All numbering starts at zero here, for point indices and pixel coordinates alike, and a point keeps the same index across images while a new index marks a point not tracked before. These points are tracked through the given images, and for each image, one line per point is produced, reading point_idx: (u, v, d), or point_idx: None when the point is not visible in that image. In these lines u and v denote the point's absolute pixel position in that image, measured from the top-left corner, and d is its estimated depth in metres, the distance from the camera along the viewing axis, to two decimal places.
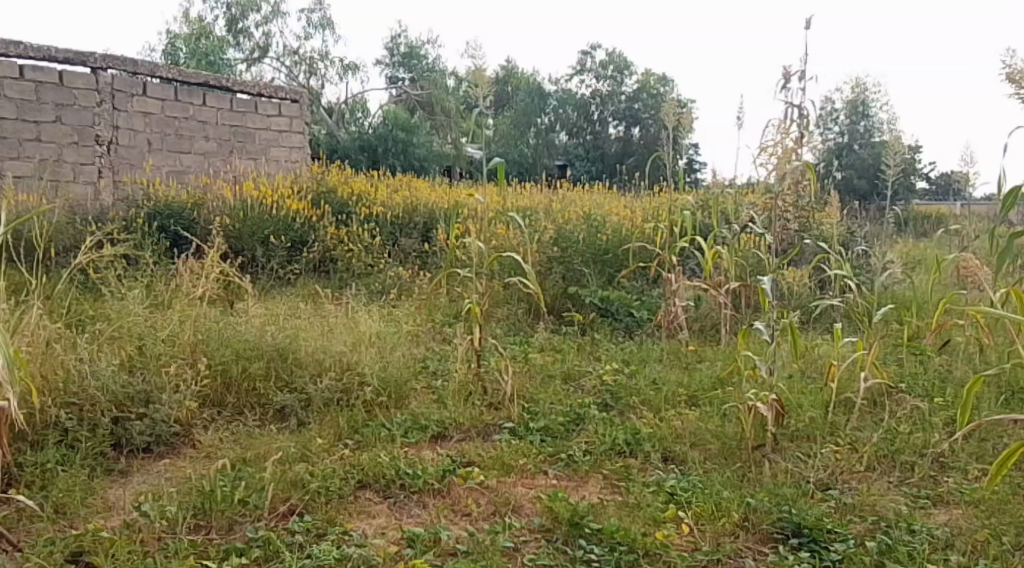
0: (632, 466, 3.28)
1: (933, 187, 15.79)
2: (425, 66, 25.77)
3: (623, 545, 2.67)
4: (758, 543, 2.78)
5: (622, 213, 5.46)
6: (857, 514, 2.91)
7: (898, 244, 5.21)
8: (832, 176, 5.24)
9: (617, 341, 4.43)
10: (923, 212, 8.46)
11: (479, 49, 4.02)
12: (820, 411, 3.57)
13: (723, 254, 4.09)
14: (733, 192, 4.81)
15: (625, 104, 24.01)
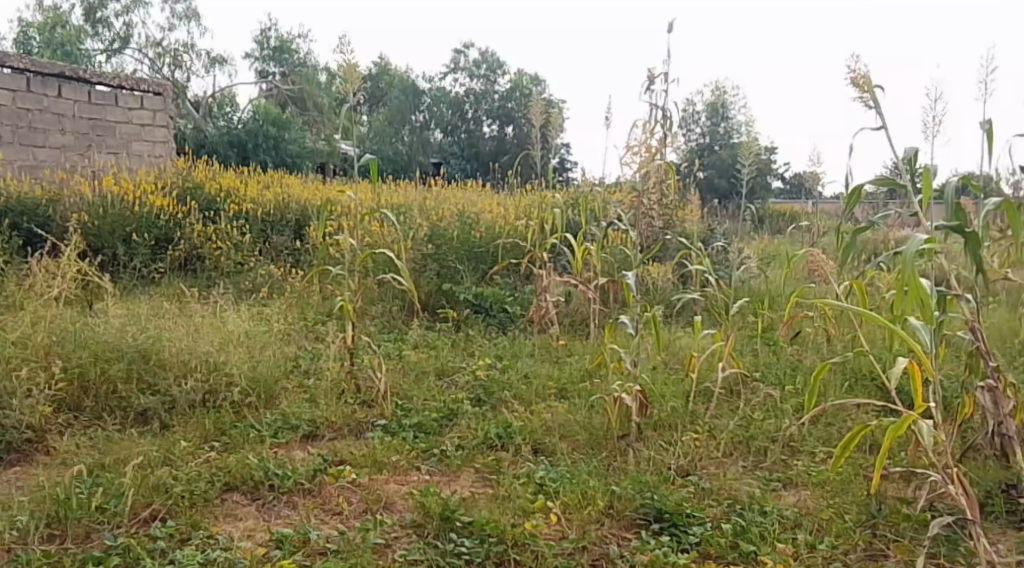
0: (503, 459, 3.28)
1: (786, 188, 16.54)
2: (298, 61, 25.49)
3: (493, 537, 2.65)
4: (622, 529, 2.80)
5: (495, 211, 5.55)
6: (716, 496, 2.94)
7: (755, 240, 5.54)
8: (693, 175, 5.52)
9: (491, 337, 4.53)
10: (776, 211, 9.01)
11: (346, 45, 3.95)
12: (681, 400, 3.64)
13: (592, 250, 4.22)
14: (601, 191, 5.03)
15: (499, 104, 24.22)
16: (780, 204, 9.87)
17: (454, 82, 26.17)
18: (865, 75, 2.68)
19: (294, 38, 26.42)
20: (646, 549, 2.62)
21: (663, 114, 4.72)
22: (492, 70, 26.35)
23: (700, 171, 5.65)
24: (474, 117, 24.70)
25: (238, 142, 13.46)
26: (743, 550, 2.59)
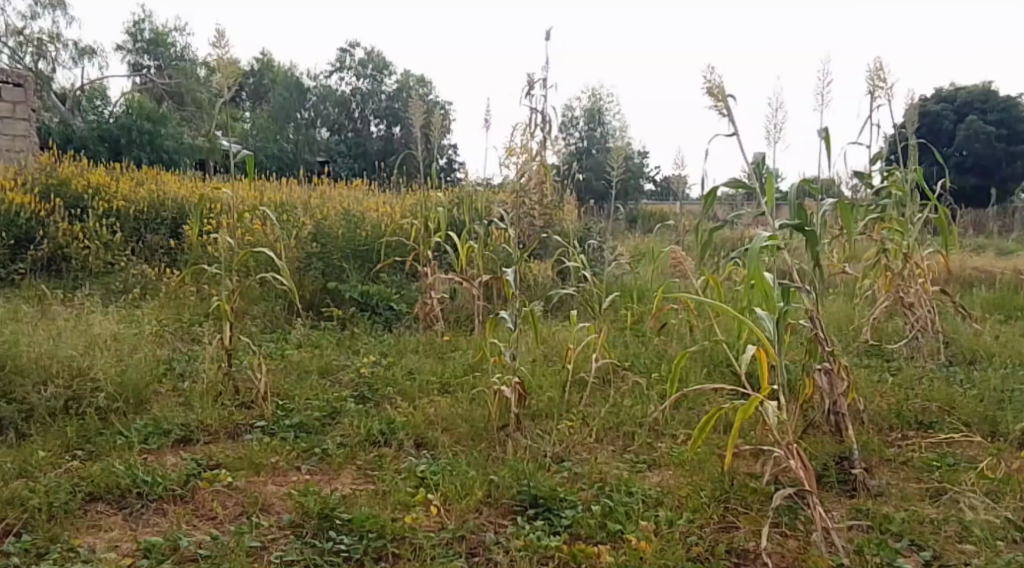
0: (385, 455, 3.26)
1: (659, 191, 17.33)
2: (175, 55, 24.62)
3: (372, 532, 2.63)
4: (499, 516, 2.82)
5: (381, 210, 5.59)
6: (588, 482, 2.99)
7: (629, 240, 5.83)
8: (572, 177, 5.75)
9: (377, 335, 4.57)
10: (651, 211, 9.40)
11: (223, 39, 3.88)
12: (557, 392, 3.74)
13: (475, 249, 4.31)
14: (485, 191, 5.16)
15: (386, 104, 23.99)
16: (655, 204, 10.29)
17: (341, 81, 25.83)
18: (719, 84, 2.86)
19: (169, 31, 25.43)
20: (521, 534, 2.64)
21: (542, 118, 4.90)
22: (377, 70, 25.86)
23: (578, 173, 5.89)
24: (360, 116, 24.28)
25: (109, 137, 12.84)
26: (610, 530, 2.65)
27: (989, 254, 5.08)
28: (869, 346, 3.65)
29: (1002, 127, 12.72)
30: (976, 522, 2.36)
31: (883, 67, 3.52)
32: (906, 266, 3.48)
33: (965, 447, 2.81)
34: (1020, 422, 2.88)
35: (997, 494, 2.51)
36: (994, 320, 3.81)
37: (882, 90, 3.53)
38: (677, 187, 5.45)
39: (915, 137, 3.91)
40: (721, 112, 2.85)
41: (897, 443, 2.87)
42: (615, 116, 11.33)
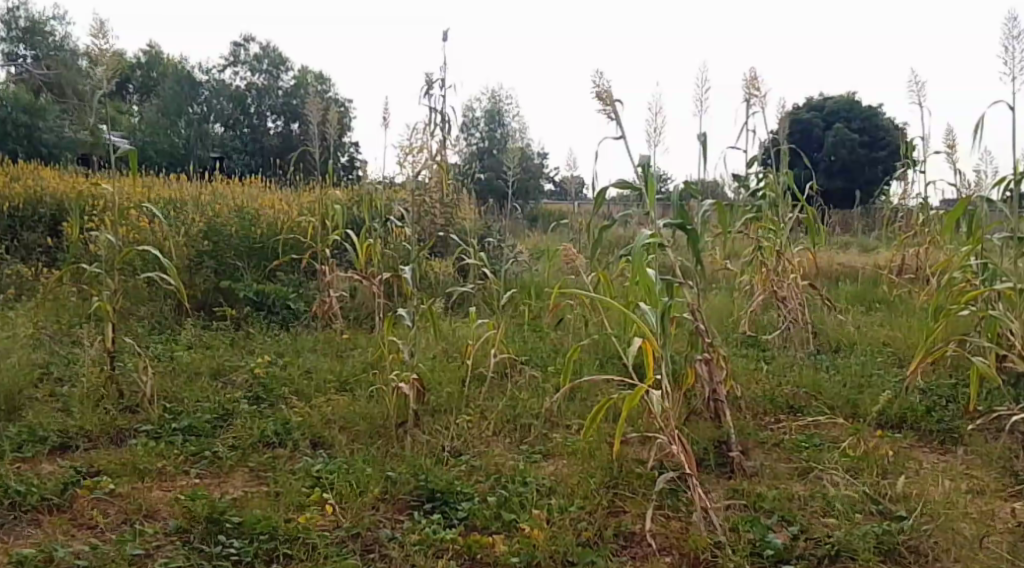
0: (280, 456, 3.22)
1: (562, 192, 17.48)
2: (54, 44, 23.32)
3: (264, 534, 2.60)
4: (396, 512, 2.81)
5: (277, 207, 5.47)
6: (483, 474, 3.03)
7: (527, 238, 5.94)
8: (471, 176, 5.80)
9: (272, 334, 4.50)
10: (549, 210, 9.55)
11: (102, 30, 3.72)
12: (456, 386, 3.74)
13: (374, 247, 4.28)
14: (384, 189, 5.14)
15: (284, 100, 23.14)
16: (553, 203, 10.46)
17: (235, 75, 25.06)
18: (606, 89, 2.98)
19: (46, 18, 24.06)
20: (417, 529, 2.64)
21: (442, 118, 4.94)
22: (274, 65, 25.17)
23: (477, 172, 5.95)
24: (257, 112, 23.32)
25: None
26: (505, 520, 2.68)
27: (856, 250, 5.45)
28: (746, 337, 3.87)
29: (864, 135, 13.49)
30: (837, 497, 2.55)
31: (758, 75, 3.72)
32: (779, 264, 3.75)
33: (830, 428, 3.03)
34: (878, 404, 3.12)
35: (856, 471, 2.72)
36: (858, 311, 4.09)
37: (758, 98, 3.73)
38: (572, 188, 5.61)
39: (786, 141, 4.17)
40: (609, 116, 2.97)
41: (770, 426, 3.08)
42: (514, 116, 11.45)
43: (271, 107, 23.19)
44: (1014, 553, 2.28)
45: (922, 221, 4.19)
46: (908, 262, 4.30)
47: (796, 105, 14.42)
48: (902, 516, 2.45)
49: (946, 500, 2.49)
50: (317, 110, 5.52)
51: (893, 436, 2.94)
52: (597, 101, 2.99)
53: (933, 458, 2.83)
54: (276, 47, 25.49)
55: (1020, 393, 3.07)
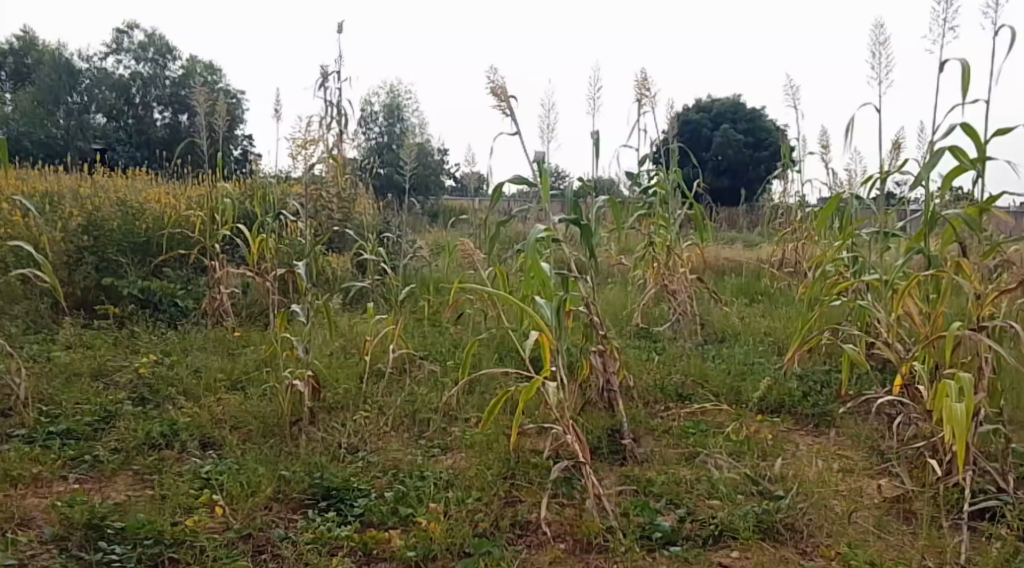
0: (166, 458, 3.09)
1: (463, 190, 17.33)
2: None
3: (148, 539, 2.49)
4: (289, 512, 2.74)
5: (163, 200, 5.23)
6: (379, 469, 2.97)
7: (425, 235, 5.90)
8: (369, 172, 5.73)
9: (159, 333, 4.32)
10: (450, 207, 9.53)
11: None
12: (354, 383, 3.63)
13: (267, 242, 4.14)
14: (278, 183, 5.01)
15: (171, 90, 22.01)
16: (453, 200, 10.45)
17: (119, 64, 23.85)
18: (501, 85, 3.00)
19: None
20: (312, 527, 2.59)
21: (338, 112, 4.86)
22: (160, 54, 24.10)
23: (374, 167, 5.87)
24: (141, 102, 21.96)
25: None
26: (402, 514, 2.65)
27: (741, 246, 5.70)
28: (639, 329, 3.98)
29: (750, 135, 14.10)
30: (720, 479, 2.67)
31: (648, 76, 3.83)
32: (669, 258, 3.92)
33: (715, 414, 3.16)
34: (759, 391, 3.28)
35: (739, 454, 2.85)
36: (743, 303, 4.28)
37: (648, 98, 3.84)
38: (472, 184, 5.62)
39: (675, 141, 4.32)
40: (504, 111, 2.99)
41: (659, 414, 3.19)
42: (413, 111, 11.36)
43: (158, 98, 21.97)
44: (879, 526, 2.45)
45: (800, 217, 4.45)
46: (788, 257, 4.53)
47: (686, 106, 14.93)
48: (780, 495, 2.59)
49: (820, 479, 2.64)
50: (205, 101, 5.31)
51: (772, 420, 3.11)
52: (492, 96, 3.01)
53: (809, 440, 3.00)
54: (161, 35, 24.40)
55: (886, 378, 3.29)
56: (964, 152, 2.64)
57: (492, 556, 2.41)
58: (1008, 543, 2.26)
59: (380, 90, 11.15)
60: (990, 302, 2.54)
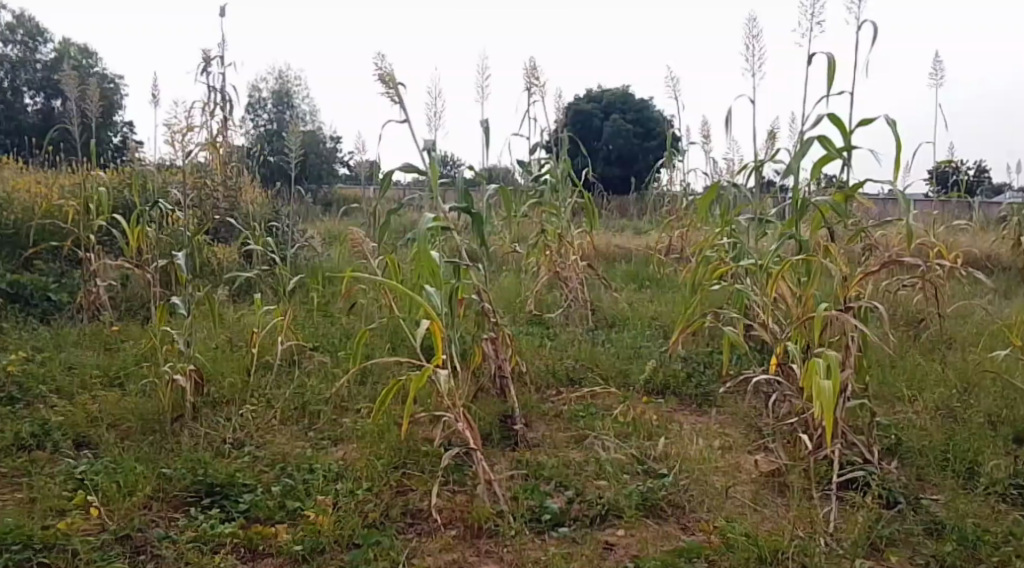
0: (37, 459, 2.92)
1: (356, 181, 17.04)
2: None
3: (16, 545, 2.35)
4: (170, 511, 2.64)
5: (32, 188, 4.91)
6: (267, 462, 2.89)
7: (316, 224, 5.77)
8: (256, 160, 5.56)
9: (30, 329, 4.07)
10: (344, 196, 9.39)
11: None
12: (240, 376, 3.49)
13: (148, 231, 3.95)
14: (158, 171, 4.78)
15: (44, 75, 20.74)
16: (347, 189, 10.29)
17: None
18: (389, 72, 2.95)
19: None
20: (193, 525, 2.49)
21: (222, 97, 4.68)
22: (30, 36, 22.64)
23: (261, 154, 5.70)
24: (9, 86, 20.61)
25: None
26: (289, 508, 2.58)
27: (630, 233, 5.84)
28: (532, 316, 4.02)
29: (638, 125, 14.50)
30: (608, 460, 2.74)
31: (537, 65, 3.85)
32: (561, 246, 3.98)
33: (604, 397, 3.24)
34: (645, 373, 3.37)
35: (626, 436, 2.93)
36: (632, 289, 4.39)
37: (538, 87, 3.87)
38: (364, 172, 5.53)
39: (565, 130, 4.38)
40: (392, 98, 2.95)
41: (551, 399, 3.24)
42: (304, 99, 11.09)
43: (28, 82, 20.67)
44: (755, 500, 2.56)
45: (685, 205, 4.58)
46: (675, 244, 4.67)
47: (577, 96, 15.16)
48: (664, 474, 2.68)
49: (701, 457, 2.75)
50: (76, 85, 5.02)
51: (657, 401, 3.20)
52: (380, 84, 2.96)
53: (692, 420, 3.10)
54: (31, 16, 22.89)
55: (763, 358, 3.44)
56: (831, 142, 2.77)
57: (381, 546, 2.38)
58: (872, 510, 2.40)
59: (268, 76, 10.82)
60: (855, 284, 2.63)
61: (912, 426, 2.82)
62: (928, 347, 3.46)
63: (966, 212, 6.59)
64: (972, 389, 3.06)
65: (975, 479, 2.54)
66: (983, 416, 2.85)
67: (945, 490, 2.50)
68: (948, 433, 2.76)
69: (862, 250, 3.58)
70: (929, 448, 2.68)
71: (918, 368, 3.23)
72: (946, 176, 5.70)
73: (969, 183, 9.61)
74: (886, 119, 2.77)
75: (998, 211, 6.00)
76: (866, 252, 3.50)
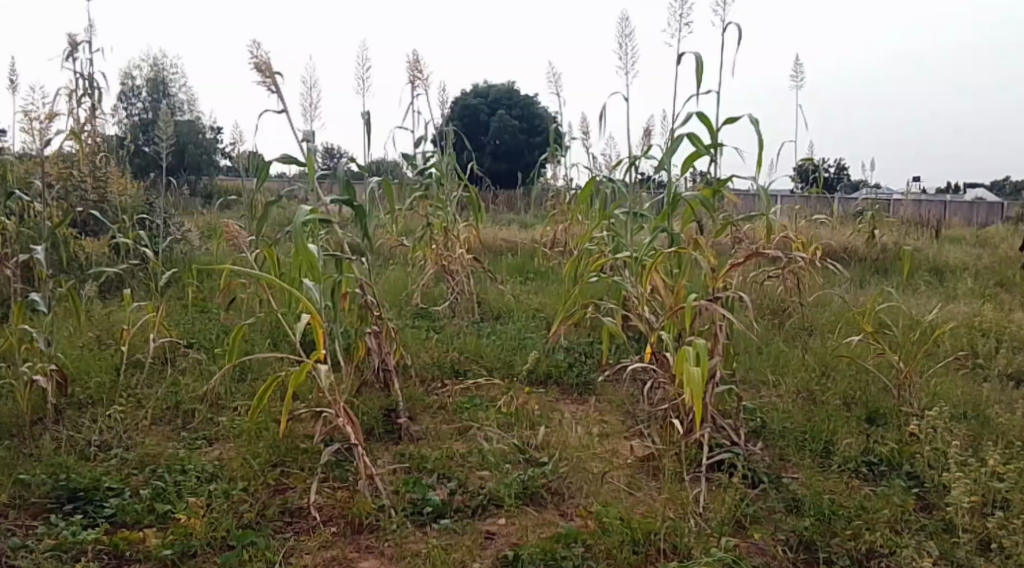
0: None
1: None
2: None
3: None
4: (28, 519, 2.48)
5: None
6: (136, 465, 2.76)
7: (193, 217, 5.56)
8: (125, 149, 5.29)
9: None
10: (225, 188, 9.09)
11: None
12: (108, 376, 3.33)
13: (6, 224, 3.70)
14: (18, 159, 4.49)
15: None
16: (227, 181, 9.94)
17: None
18: (266, 61, 2.87)
19: None
20: (53, 533, 2.36)
21: (89, 84, 4.44)
22: None
23: (131, 144, 5.43)
24: None
25: None
26: (159, 511, 2.47)
27: (516, 227, 5.91)
28: (419, 309, 4.00)
29: (524, 120, 14.65)
30: (490, 450, 2.76)
31: (420, 58, 3.83)
32: (447, 239, 3.98)
33: (489, 388, 3.27)
34: (528, 363, 3.43)
35: (509, 426, 2.98)
36: (517, 281, 4.45)
37: (422, 81, 3.85)
38: (243, 164, 5.36)
39: (450, 123, 4.38)
40: (268, 88, 2.86)
41: (436, 391, 3.25)
42: (183, 87, 10.64)
43: None
44: (630, 483, 2.65)
45: (569, 199, 4.68)
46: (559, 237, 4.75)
47: (465, 92, 15.18)
48: (543, 462, 2.73)
49: (580, 444, 2.81)
50: None
51: (539, 391, 3.26)
52: (256, 72, 2.87)
53: (572, 408, 3.18)
54: None
55: (641, 346, 3.55)
56: (700, 139, 2.89)
57: (256, 546, 2.32)
58: (738, 490, 2.51)
59: (142, 62, 10.33)
60: (721, 275, 2.75)
61: (774, 408, 2.98)
62: (791, 334, 3.67)
63: (827, 207, 7.01)
64: (829, 372, 3.27)
65: (831, 456, 2.71)
66: (839, 398, 3.04)
67: (804, 468, 2.64)
68: (807, 415, 2.93)
69: (733, 242, 3.76)
70: (791, 430, 2.84)
71: (781, 354, 3.42)
72: (809, 173, 6.04)
73: (829, 181, 10.24)
74: (750, 118, 2.91)
75: (856, 206, 6.42)
76: (735, 245, 3.68)
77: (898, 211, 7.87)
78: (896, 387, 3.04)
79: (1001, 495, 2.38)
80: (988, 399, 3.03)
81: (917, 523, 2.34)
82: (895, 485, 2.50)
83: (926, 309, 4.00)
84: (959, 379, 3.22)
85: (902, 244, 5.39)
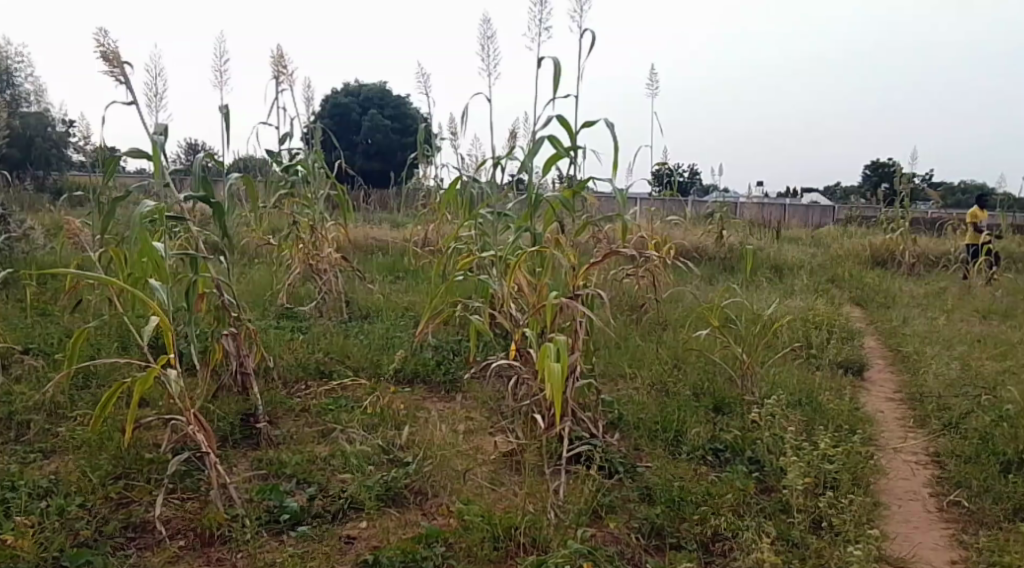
0: None
1: None
2: None
3: None
4: None
5: None
6: None
7: (36, 215, 5.20)
8: None
9: None
10: (78, 184, 8.57)
11: None
12: None
13: None
14: None
15: None
16: (81, 177, 9.37)
17: None
18: (113, 51, 2.71)
19: None
20: None
21: None
22: None
23: None
24: None
25: None
26: None
27: (386, 226, 5.87)
28: (284, 309, 3.91)
29: (397, 120, 14.60)
30: (352, 453, 2.73)
31: (284, 53, 3.73)
32: (314, 238, 3.90)
33: (354, 388, 3.23)
34: (395, 363, 3.41)
35: (373, 427, 2.95)
36: (387, 281, 4.42)
37: (286, 76, 3.76)
38: (94, 159, 5.06)
39: (317, 120, 4.29)
40: (115, 79, 2.71)
41: (298, 393, 3.18)
42: (30, 78, 9.95)
43: None
44: (493, 479, 2.68)
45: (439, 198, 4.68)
46: (430, 237, 4.76)
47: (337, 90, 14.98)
48: (407, 462, 2.71)
49: (443, 442, 2.82)
50: None
51: (405, 390, 3.25)
52: (103, 63, 2.71)
53: (439, 406, 3.19)
54: None
55: (508, 343, 3.61)
56: (559, 141, 2.96)
57: (93, 565, 2.20)
58: (596, 482, 2.58)
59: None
60: (581, 274, 2.81)
61: (631, 400, 3.09)
62: (647, 329, 3.83)
63: (680, 208, 7.37)
64: (682, 364, 3.42)
65: (681, 445, 2.84)
66: (690, 389, 3.19)
67: (657, 458, 2.75)
68: (660, 405, 3.06)
69: (595, 239, 3.87)
70: (646, 421, 2.95)
71: (638, 349, 3.55)
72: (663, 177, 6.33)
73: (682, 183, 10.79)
74: (606, 121, 3.00)
75: (707, 207, 6.77)
76: (596, 243, 3.79)
77: (743, 212, 8.35)
78: (741, 377, 3.22)
79: (831, 476, 2.56)
80: (821, 386, 3.26)
81: (757, 506, 2.48)
82: (738, 470, 2.64)
83: (767, 304, 4.26)
84: (796, 369, 3.45)
85: (747, 244, 5.71)
